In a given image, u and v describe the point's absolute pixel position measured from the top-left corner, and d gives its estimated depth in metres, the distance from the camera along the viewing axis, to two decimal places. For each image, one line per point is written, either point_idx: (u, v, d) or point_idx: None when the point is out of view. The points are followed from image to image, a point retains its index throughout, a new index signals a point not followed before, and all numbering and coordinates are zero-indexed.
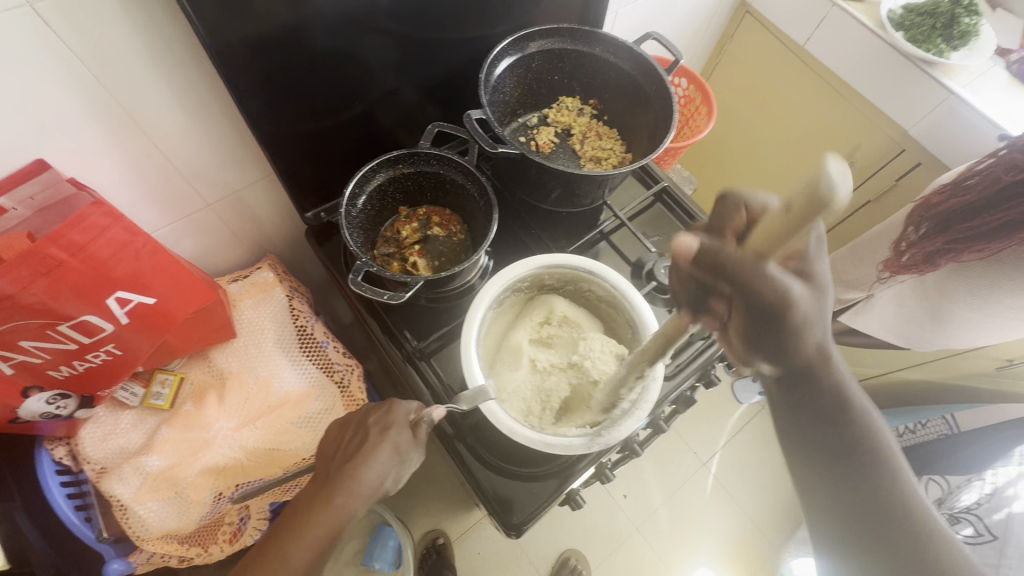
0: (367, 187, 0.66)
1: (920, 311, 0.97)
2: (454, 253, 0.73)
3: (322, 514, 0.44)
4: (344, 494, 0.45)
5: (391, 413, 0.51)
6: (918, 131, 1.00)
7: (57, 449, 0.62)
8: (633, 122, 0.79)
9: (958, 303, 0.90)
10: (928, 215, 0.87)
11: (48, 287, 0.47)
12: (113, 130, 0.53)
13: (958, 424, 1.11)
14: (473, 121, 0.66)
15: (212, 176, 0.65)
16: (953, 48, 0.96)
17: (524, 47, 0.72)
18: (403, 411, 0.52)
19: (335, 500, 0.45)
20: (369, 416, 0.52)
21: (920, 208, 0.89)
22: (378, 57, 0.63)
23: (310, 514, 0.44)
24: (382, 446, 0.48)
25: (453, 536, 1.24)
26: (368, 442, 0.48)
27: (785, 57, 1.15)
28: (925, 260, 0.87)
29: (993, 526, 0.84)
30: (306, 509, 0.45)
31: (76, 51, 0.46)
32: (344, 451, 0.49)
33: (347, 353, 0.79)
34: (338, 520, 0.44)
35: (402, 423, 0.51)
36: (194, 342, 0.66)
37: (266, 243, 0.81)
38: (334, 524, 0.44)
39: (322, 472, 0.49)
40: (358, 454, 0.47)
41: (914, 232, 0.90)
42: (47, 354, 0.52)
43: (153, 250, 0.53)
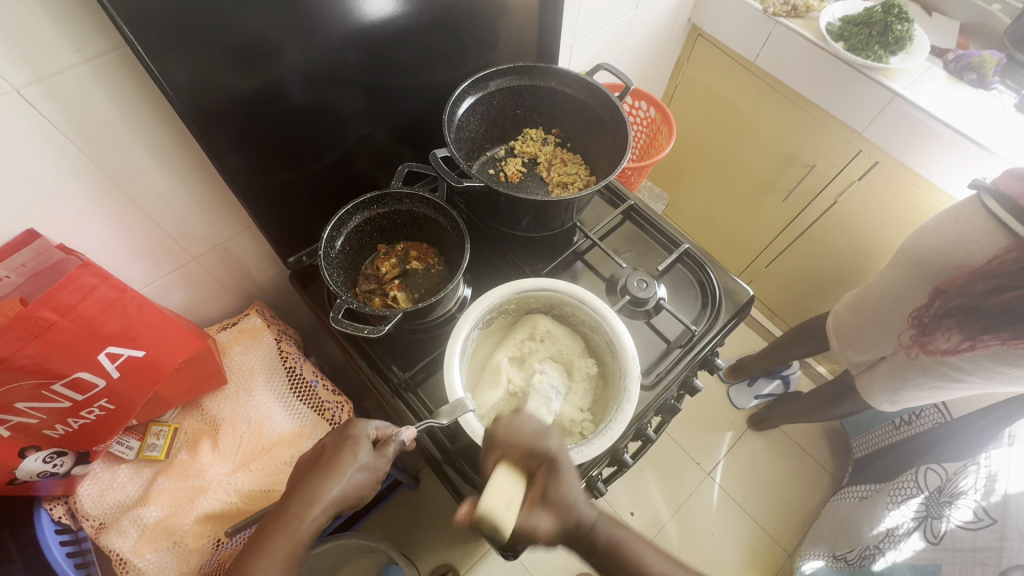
0: (344, 229, 0.69)
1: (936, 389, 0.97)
2: (433, 285, 0.76)
3: (283, 531, 0.49)
4: (305, 505, 0.49)
5: (353, 428, 0.54)
6: (870, 134, 1.04)
7: (56, 508, 0.63)
8: (594, 146, 0.84)
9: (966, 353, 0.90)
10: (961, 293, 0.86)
11: (40, 348, 0.49)
12: (100, 197, 0.57)
13: (950, 411, 1.10)
14: (439, 159, 0.70)
15: (197, 230, 0.69)
16: (891, 53, 1.01)
17: (484, 86, 0.76)
18: (361, 427, 0.54)
19: (295, 511, 0.49)
20: (330, 434, 0.55)
21: (953, 288, 0.87)
22: (347, 107, 0.68)
23: (274, 531, 0.49)
24: (342, 460, 0.51)
25: (464, 570, 1.23)
26: (329, 459, 0.52)
27: (739, 73, 1.21)
28: (969, 345, 0.88)
29: (992, 509, 0.85)
30: (272, 522, 0.50)
31: (62, 127, 0.49)
32: (308, 468, 0.53)
33: (336, 391, 0.80)
34: (303, 532, 0.49)
35: (361, 437, 0.53)
36: (185, 391, 0.68)
37: (254, 289, 0.84)
38: (298, 539, 0.49)
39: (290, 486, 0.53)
40: (319, 471, 0.51)
41: (939, 307, 0.89)
42: (43, 414, 0.54)
43: (140, 305, 0.55)
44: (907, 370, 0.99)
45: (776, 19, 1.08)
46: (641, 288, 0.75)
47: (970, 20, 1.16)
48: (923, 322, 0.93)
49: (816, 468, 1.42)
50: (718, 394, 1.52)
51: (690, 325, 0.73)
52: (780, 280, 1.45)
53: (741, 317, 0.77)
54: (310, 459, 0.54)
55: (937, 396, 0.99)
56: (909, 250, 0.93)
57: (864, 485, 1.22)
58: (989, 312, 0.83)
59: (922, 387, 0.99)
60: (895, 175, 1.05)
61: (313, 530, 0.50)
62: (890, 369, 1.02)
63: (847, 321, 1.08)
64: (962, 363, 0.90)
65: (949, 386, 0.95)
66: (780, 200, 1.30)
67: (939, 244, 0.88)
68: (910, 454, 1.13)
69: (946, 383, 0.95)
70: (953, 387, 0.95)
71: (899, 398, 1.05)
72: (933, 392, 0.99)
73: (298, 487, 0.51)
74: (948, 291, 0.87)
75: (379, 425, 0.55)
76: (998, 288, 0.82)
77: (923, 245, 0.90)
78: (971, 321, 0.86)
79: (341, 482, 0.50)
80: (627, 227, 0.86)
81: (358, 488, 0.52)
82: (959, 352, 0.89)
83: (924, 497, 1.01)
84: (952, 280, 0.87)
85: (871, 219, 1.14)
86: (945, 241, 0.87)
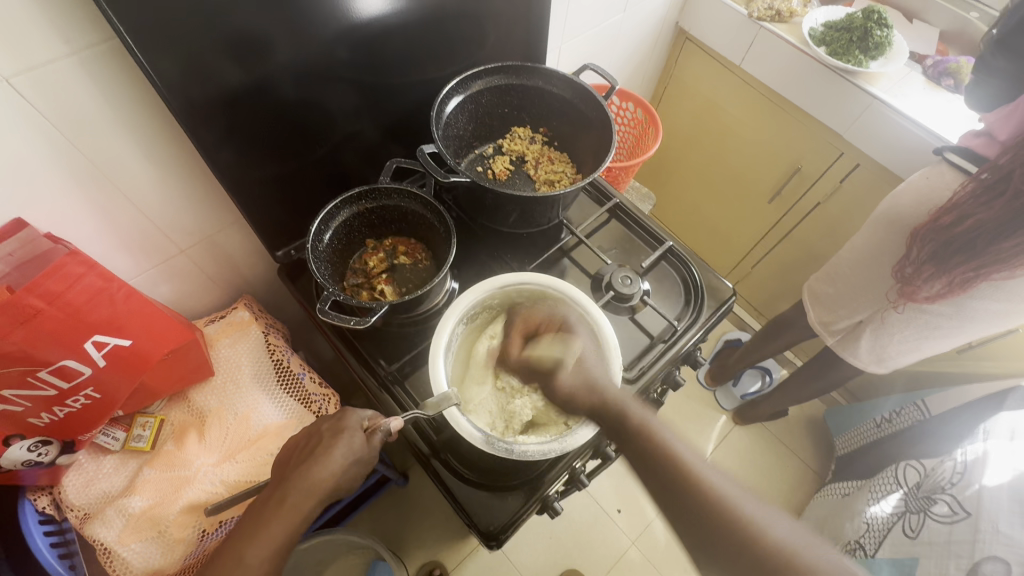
0: (331, 224, 0.70)
1: (913, 333, 0.99)
2: (420, 279, 0.77)
3: (279, 517, 0.49)
4: (300, 493, 0.49)
5: (345, 418, 0.54)
6: (851, 135, 1.07)
7: (40, 499, 0.63)
8: (581, 145, 0.85)
9: (945, 318, 0.93)
10: (935, 236, 0.85)
11: (27, 335, 0.49)
12: (89, 188, 0.58)
13: (930, 408, 1.13)
14: (427, 155, 0.71)
15: (185, 223, 0.69)
16: (872, 57, 1.04)
17: (471, 85, 0.78)
18: (355, 417, 0.54)
19: (290, 499, 0.49)
20: (325, 421, 0.55)
21: (926, 230, 0.87)
22: (337, 104, 0.69)
23: (267, 517, 0.49)
24: (336, 449, 0.51)
25: (451, 566, 1.23)
26: (324, 446, 0.52)
27: (725, 76, 1.23)
28: (959, 287, 0.86)
29: (966, 503, 0.87)
30: (264, 511, 0.49)
31: (50, 117, 0.50)
32: (301, 455, 0.53)
33: (323, 383, 0.81)
34: (298, 521, 0.50)
35: (355, 426, 0.53)
36: (172, 382, 0.68)
37: (243, 284, 0.85)
38: (291, 526, 0.49)
39: (280, 475, 0.53)
40: (313, 459, 0.51)
41: (917, 254, 0.89)
42: (28, 402, 0.54)
43: (128, 294, 0.56)
44: (890, 325, 1.01)
45: (761, 23, 1.10)
46: (626, 284, 0.76)
47: (949, 28, 1.19)
48: (906, 274, 0.92)
49: (799, 465, 1.44)
50: (705, 393, 1.54)
51: (673, 321, 0.75)
52: (765, 281, 1.48)
53: (724, 312, 0.79)
54: (302, 446, 0.54)
55: (925, 346, 1.01)
56: (887, 216, 0.95)
57: (846, 481, 1.24)
58: (957, 247, 0.83)
59: (906, 341, 1.01)
60: (874, 175, 1.08)
61: (306, 519, 0.50)
62: (874, 329, 1.04)
63: (827, 293, 1.09)
64: (940, 310, 0.92)
65: (931, 337, 0.98)
66: (765, 201, 1.32)
67: (915, 202, 0.91)
68: (891, 450, 1.15)
69: (930, 334, 0.97)
70: (933, 335, 0.97)
71: (887, 355, 1.06)
72: (919, 344, 1.01)
73: (293, 477, 0.51)
74: (920, 235, 0.88)
75: (371, 415, 0.55)
76: (959, 217, 0.82)
77: (899, 205, 0.93)
78: (948, 263, 0.85)
79: (337, 472, 0.51)
80: (614, 225, 0.87)
81: (351, 477, 0.52)
82: (950, 294, 0.87)
83: (902, 492, 1.02)
84: (925, 224, 0.87)
85: (854, 220, 1.16)
86: (921, 201, 0.90)
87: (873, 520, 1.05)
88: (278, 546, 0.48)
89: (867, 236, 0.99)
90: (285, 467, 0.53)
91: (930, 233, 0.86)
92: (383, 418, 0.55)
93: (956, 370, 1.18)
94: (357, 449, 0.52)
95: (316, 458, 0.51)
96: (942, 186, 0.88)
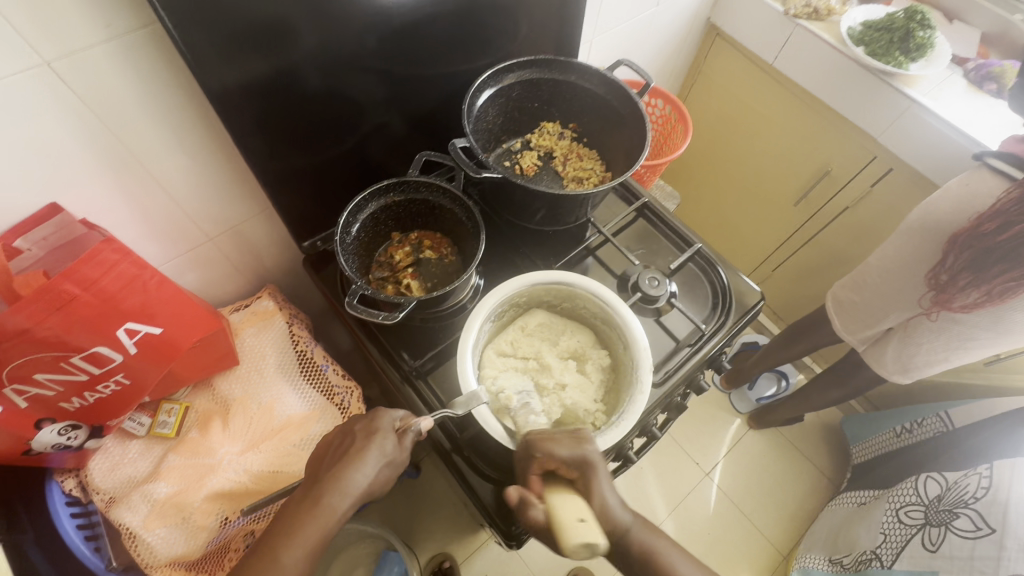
0: (360, 216, 0.70)
1: (942, 342, 0.96)
2: (446, 274, 0.76)
3: (314, 517, 0.49)
4: (332, 496, 0.50)
5: (376, 420, 0.54)
6: (886, 139, 1.04)
7: (67, 481, 0.64)
8: (610, 142, 0.84)
9: (973, 327, 0.91)
10: (976, 243, 0.84)
11: (62, 321, 0.49)
12: (121, 174, 0.57)
13: (953, 420, 1.11)
14: (457, 148, 0.70)
15: (213, 212, 0.69)
16: (911, 59, 1.01)
17: (503, 79, 0.76)
18: (388, 418, 0.54)
19: (325, 503, 0.49)
20: (356, 421, 0.55)
21: (965, 235, 0.85)
22: (367, 95, 0.68)
23: (301, 518, 0.49)
24: (367, 453, 0.51)
25: (460, 559, 1.24)
26: (356, 449, 0.52)
27: (756, 74, 1.21)
28: (999, 296, 0.84)
29: (991, 519, 0.85)
30: (298, 511, 0.50)
31: (88, 102, 0.50)
32: (335, 454, 0.53)
33: (346, 375, 0.80)
34: (330, 522, 0.50)
35: (387, 429, 0.53)
36: (199, 370, 0.69)
37: (266, 273, 0.85)
38: (325, 526, 0.49)
39: (311, 475, 0.53)
40: (346, 460, 0.51)
41: (954, 261, 0.87)
42: (60, 386, 0.54)
43: (160, 282, 0.56)
44: (917, 335, 0.99)
45: (797, 20, 1.07)
46: (653, 285, 0.75)
47: (991, 29, 1.16)
48: (940, 283, 0.90)
49: (813, 471, 1.43)
50: (719, 396, 1.53)
51: (700, 325, 0.74)
52: (786, 284, 1.46)
53: (750, 319, 0.77)
54: (336, 447, 0.54)
55: (951, 358, 0.99)
56: (922, 224, 0.93)
57: (863, 490, 1.22)
58: (1003, 253, 0.82)
59: (935, 350, 0.98)
60: (908, 181, 1.05)
61: (337, 517, 0.50)
62: (900, 338, 1.02)
63: (852, 301, 1.08)
64: (974, 324, 0.90)
65: (962, 348, 0.95)
66: (791, 203, 1.30)
67: (955, 207, 0.88)
68: (912, 461, 1.13)
69: (960, 347, 0.95)
70: (965, 347, 0.95)
71: (913, 366, 1.03)
72: (947, 354, 0.98)
73: (324, 478, 0.51)
74: (960, 240, 0.86)
75: (404, 415, 0.55)
76: (1002, 225, 0.81)
77: (935, 212, 0.91)
78: (988, 269, 0.84)
79: (372, 478, 0.51)
80: (640, 225, 0.86)
81: (382, 480, 0.52)
82: (988, 303, 0.86)
83: (922, 505, 1.01)
84: (965, 228, 0.86)
85: (883, 226, 1.14)
86: (960, 206, 0.87)
87: (890, 531, 1.04)
88: (311, 546, 0.48)
89: (897, 242, 0.97)
90: (320, 463, 0.53)
91: (969, 240, 0.85)
92: (412, 417, 0.55)
93: (982, 382, 1.16)
94: (389, 452, 0.52)
95: (349, 459, 0.51)
96: (985, 191, 0.85)
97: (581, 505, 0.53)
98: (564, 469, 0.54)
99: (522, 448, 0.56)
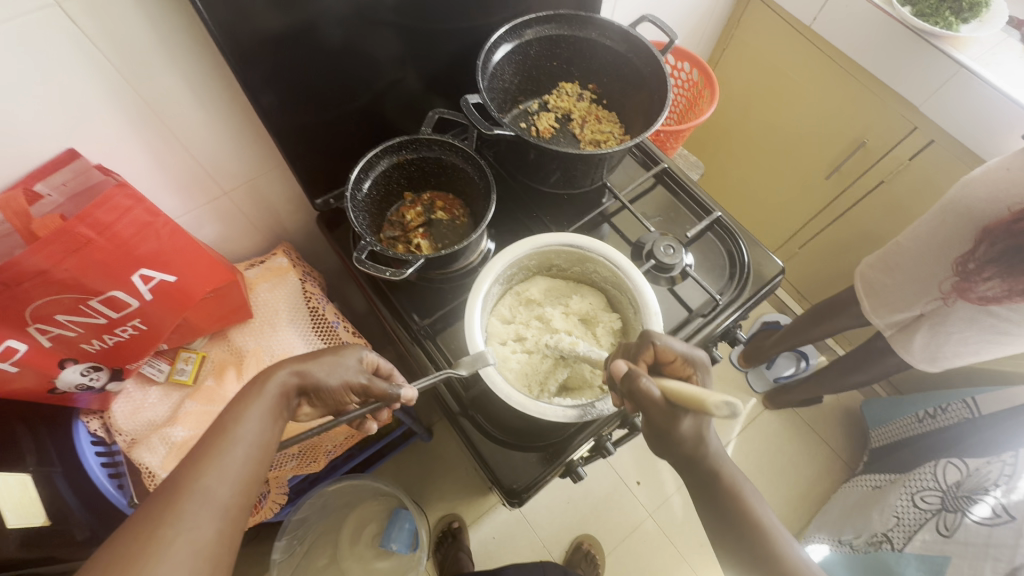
0: (371, 173, 0.69)
1: (972, 336, 0.92)
2: (457, 235, 0.76)
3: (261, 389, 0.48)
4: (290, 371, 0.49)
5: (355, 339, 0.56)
6: (928, 107, 0.98)
7: (92, 422, 0.67)
8: (631, 104, 0.81)
9: (1008, 316, 0.85)
10: (1008, 238, 0.80)
11: (78, 264, 0.51)
12: (136, 124, 0.58)
13: (979, 407, 1.06)
14: (471, 105, 0.68)
15: (228, 166, 0.69)
16: (964, 20, 0.94)
17: (521, 35, 0.74)
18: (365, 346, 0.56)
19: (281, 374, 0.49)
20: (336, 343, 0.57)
21: (998, 230, 0.81)
22: (382, 51, 0.67)
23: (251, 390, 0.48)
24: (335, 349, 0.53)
25: (469, 520, 1.27)
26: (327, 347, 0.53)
27: (792, 37, 1.14)
28: (1018, 294, 0.82)
29: (1012, 507, 0.83)
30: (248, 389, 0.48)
31: (101, 47, 0.50)
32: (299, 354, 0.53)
33: (356, 332, 0.82)
34: (277, 400, 0.48)
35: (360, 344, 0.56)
36: (213, 321, 0.71)
37: (283, 232, 0.86)
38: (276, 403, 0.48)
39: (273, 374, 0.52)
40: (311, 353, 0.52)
41: (985, 251, 0.83)
42: (81, 328, 0.57)
43: (172, 231, 0.57)
44: (947, 322, 0.94)
45: None
46: (668, 253, 0.73)
47: None
48: (965, 270, 0.87)
49: (828, 453, 1.40)
50: (736, 374, 1.50)
51: (715, 294, 0.72)
52: (812, 263, 1.41)
53: (767, 292, 0.75)
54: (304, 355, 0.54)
55: (981, 352, 0.94)
56: (956, 207, 0.87)
57: (878, 474, 1.20)
58: None
59: (966, 341, 0.94)
60: (950, 153, 0.99)
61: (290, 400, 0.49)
62: (931, 325, 0.96)
63: (884, 283, 1.02)
64: (999, 311, 0.86)
65: (996, 341, 0.91)
66: (823, 176, 1.24)
67: (990, 193, 0.82)
68: (932, 447, 1.10)
69: (991, 339, 0.90)
70: (998, 341, 0.90)
71: (942, 355, 0.99)
72: (977, 348, 0.94)
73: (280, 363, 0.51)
74: (993, 232, 0.82)
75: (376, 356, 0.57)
76: None
77: (970, 195, 0.85)
78: (1014, 267, 0.81)
79: (329, 373, 0.51)
80: (659, 192, 0.83)
81: (339, 384, 0.51)
82: (1006, 299, 0.84)
83: (940, 491, 0.98)
84: (999, 222, 0.81)
85: (918, 201, 1.08)
86: (996, 190, 0.81)
87: (904, 515, 1.02)
88: (260, 417, 0.46)
89: (931, 220, 0.91)
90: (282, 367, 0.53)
91: (1004, 234, 0.80)
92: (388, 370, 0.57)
93: (1014, 369, 1.11)
94: (350, 359, 0.53)
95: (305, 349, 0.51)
96: None
97: (674, 422, 0.49)
98: (678, 363, 0.54)
99: (652, 336, 0.55)
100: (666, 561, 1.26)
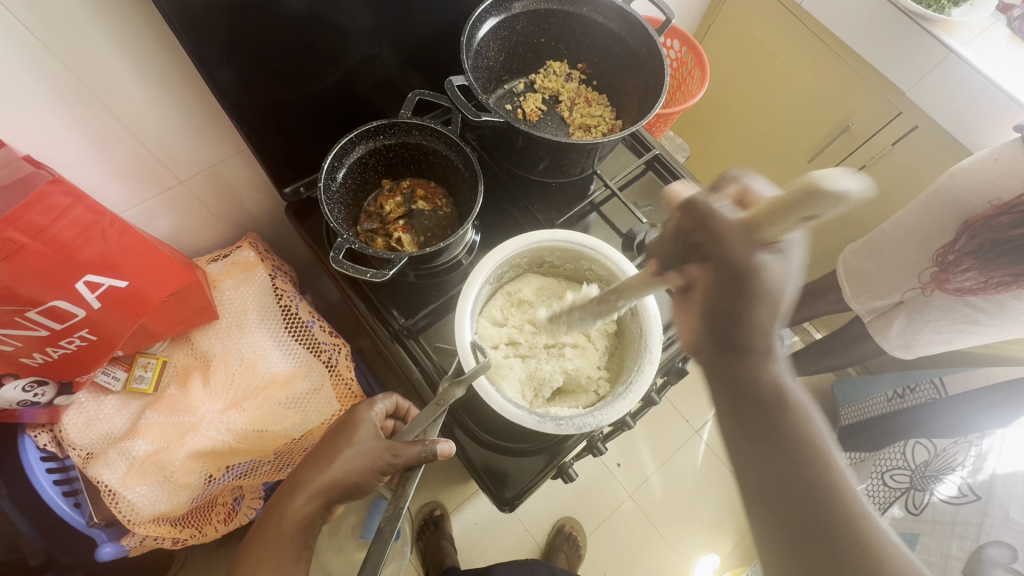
0: (346, 160, 0.63)
1: (946, 323, 0.94)
2: (440, 228, 0.71)
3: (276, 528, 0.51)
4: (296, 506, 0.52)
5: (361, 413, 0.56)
6: (914, 94, 0.98)
7: (40, 436, 0.62)
8: (623, 86, 0.76)
9: (982, 308, 0.87)
10: (990, 233, 0.81)
11: (10, 272, 0.45)
12: (72, 106, 0.50)
13: (946, 388, 1.10)
14: (455, 87, 0.62)
15: (183, 152, 0.62)
16: (953, 4, 0.93)
17: (508, 8, 0.68)
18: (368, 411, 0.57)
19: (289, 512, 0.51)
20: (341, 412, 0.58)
21: (978, 224, 0.82)
22: (354, 23, 0.60)
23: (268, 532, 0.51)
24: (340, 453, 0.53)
25: (451, 508, 1.26)
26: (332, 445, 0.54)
27: (781, 15, 1.11)
28: (993, 287, 0.83)
29: (977, 486, 0.86)
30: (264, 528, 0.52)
31: (21, 17, 0.42)
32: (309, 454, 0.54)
33: (333, 332, 0.77)
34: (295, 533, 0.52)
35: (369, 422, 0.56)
36: (174, 324, 0.65)
37: (249, 221, 0.79)
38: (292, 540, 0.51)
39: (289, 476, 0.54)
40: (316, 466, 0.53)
41: (964, 245, 0.84)
42: (20, 342, 0.50)
43: (121, 230, 0.51)
44: (924, 311, 0.95)
45: None
46: None
47: None
48: (946, 262, 0.88)
49: None
50: None
51: None
52: None
53: None
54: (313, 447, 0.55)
55: (954, 340, 0.96)
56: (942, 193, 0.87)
57: (848, 452, 1.24)
58: (1009, 248, 0.79)
59: (940, 330, 0.96)
60: (933, 140, 0.99)
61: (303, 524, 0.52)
62: (908, 313, 0.98)
63: (863, 269, 1.03)
64: (976, 302, 0.87)
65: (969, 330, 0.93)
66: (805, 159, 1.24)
67: (974, 187, 0.82)
68: (900, 426, 1.14)
69: (965, 327, 0.93)
70: (970, 331, 0.92)
71: (917, 342, 1.01)
72: (950, 337, 0.96)
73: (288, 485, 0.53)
74: (973, 227, 0.83)
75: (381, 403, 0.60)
76: (1020, 221, 0.77)
77: (955, 186, 0.85)
78: (991, 260, 0.82)
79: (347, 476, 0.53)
80: (649, 179, 0.80)
81: (365, 478, 0.53)
82: (982, 291, 0.85)
83: (908, 470, 1.02)
84: (981, 217, 0.82)
85: (898, 187, 1.09)
86: (981, 182, 0.82)
87: (873, 493, 1.06)
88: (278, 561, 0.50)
89: (916, 210, 0.91)
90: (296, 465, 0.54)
91: (984, 228, 0.81)
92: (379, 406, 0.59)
93: (979, 352, 1.15)
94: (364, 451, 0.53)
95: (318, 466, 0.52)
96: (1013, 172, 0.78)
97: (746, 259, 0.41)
98: None
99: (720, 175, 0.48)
100: (644, 540, 1.28)
